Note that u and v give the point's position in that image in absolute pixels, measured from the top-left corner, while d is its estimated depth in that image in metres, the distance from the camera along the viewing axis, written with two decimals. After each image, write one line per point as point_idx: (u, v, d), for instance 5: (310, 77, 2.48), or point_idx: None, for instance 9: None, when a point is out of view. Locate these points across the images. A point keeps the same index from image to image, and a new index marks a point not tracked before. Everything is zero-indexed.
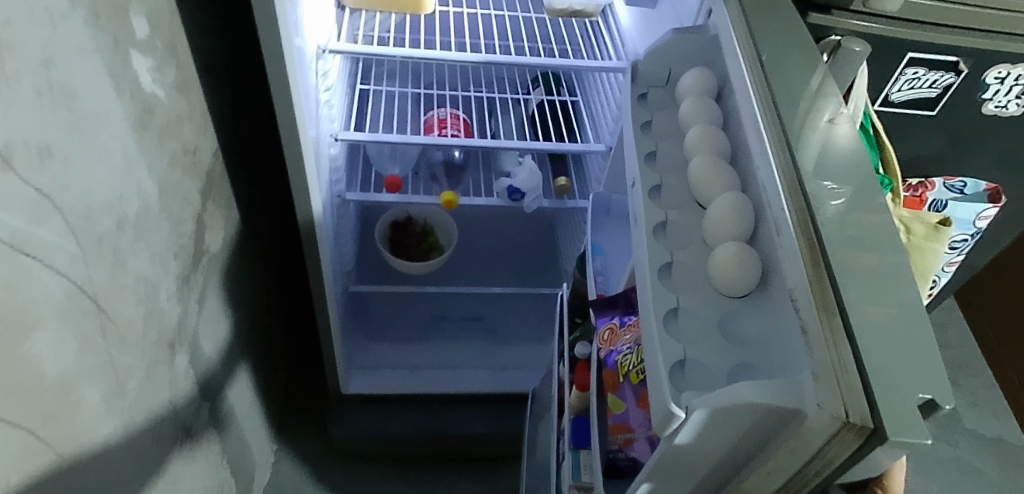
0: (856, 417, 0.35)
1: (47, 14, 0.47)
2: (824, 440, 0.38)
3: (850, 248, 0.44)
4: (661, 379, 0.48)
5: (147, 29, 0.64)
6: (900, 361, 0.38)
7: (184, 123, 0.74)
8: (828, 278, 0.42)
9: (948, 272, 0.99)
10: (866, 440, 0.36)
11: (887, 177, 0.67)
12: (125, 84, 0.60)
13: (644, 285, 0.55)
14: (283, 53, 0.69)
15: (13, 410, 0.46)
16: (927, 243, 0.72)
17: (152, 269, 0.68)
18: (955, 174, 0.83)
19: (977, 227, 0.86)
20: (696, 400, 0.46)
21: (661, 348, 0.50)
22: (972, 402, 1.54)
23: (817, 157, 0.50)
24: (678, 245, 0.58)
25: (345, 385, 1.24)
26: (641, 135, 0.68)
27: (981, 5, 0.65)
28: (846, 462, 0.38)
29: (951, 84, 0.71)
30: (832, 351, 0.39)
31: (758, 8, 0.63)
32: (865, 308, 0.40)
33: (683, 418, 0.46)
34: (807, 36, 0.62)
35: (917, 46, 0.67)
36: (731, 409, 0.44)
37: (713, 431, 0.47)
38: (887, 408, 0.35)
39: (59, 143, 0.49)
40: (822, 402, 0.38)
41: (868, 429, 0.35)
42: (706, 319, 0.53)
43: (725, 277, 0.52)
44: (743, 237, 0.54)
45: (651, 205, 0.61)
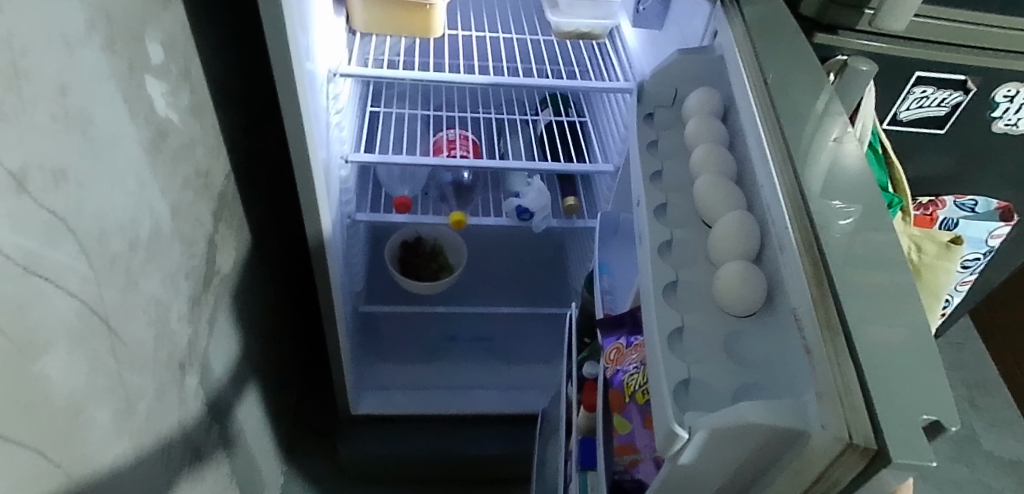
0: (861, 439, 0.35)
1: (64, 40, 0.49)
2: (830, 461, 0.38)
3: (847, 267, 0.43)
4: (664, 399, 0.48)
5: (161, 55, 0.65)
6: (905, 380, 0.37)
7: (197, 146, 0.76)
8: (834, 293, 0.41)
9: (961, 292, 0.98)
10: (871, 463, 0.35)
11: (896, 197, 0.66)
12: (140, 108, 0.62)
13: (649, 303, 0.55)
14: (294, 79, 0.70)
15: (24, 432, 0.47)
16: (939, 262, 0.71)
17: (164, 290, 0.69)
18: (967, 192, 0.83)
19: (990, 245, 0.87)
20: (698, 420, 0.46)
21: (666, 367, 0.50)
22: (990, 423, 1.51)
23: (821, 174, 0.50)
24: (683, 263, 0.58)
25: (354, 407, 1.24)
26: (647, 155, 0.68)
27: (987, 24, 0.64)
28: (852, 484, 0.38)
29: (960, 103, 0.71)
30: (836, 370, 0.38)
31: (763, 31, 0.63)
32: (871, 330, 0.39)
33: (685, 438, 0.46)
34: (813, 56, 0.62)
35: (923, 65, 0.67)
36: (733, 430, 0.43)
37: (715, 453, 0.47)
38: (893, 428, 0.34)
39: (73, 167, 0.50)
40: (828, 422, 0.37)
41: (872, 451, 0.34)
42: (713, 338, 0.53)
43: (731, 297, 0.52)
44: (748, 256, 0.54)
45: (656, 224, 0.61)
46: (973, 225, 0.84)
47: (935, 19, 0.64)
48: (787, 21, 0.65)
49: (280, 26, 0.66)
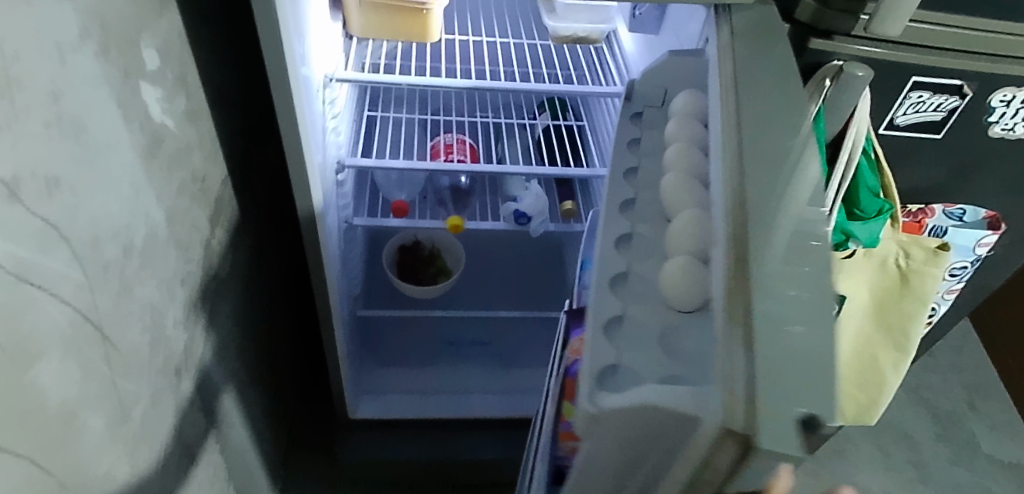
0: (739, 426, 0.34)
1: (58, 47, 0.49)
2: (711, 452, 0.37)
3: (773, 261, 0.42)
4: (582, 383, 0.49)
5: (157, 61, 0.65)
6: (800, 379, 0.36)
7: (194, 151, 0.76)
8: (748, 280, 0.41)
9: (948, 301, 0.97)
10: (746, 452, 0.34)
11: (884, 202, 0.68)
12: (135, 114, 0.62)
13: (592, 292, 0.56)
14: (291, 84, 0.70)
15: (16, 441, 0.46)
16: (926, 268, 0.74)
17: (159, 296, 0.69)
18: (955, 201, 0.83)
19: (977, 254, 0.87)
20: (606, 400, 0.46)
21: (594, 352, 0.51)
22: (990, 426, 1.52)
23: (776, 171, 0.48)
24: (637, 255, 0.58)
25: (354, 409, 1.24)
26: (625, 152, 0.68)
27: (985, 30, 0.63)
28: (732, 475, 0.37)
29: (957, 108, 0.70)
30: (730, 361, 0.37)
31: (747, 34, 0.62)
32: (784, 331, 0.38)
33: (590, 416, 0.47)
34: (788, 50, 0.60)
35: (921, 70, 0.66)
36: (633, 412, 0.44)
37: (624, 444, 0.47)
38: (767, 418, 0.34)
39: (66, 174, 0.50)
40: (715, 410, 0.37)
41: (748, 437, 0.34)
42: (648, 328, 0.52)
43: (673, 292, 0.51)
44: (696, 250, 0.53)
45: (619, 216, 0.62)
46: (962, 233, 0.84)
47: (933, 25, 0.63)
48: (777, 23, 0.63)
49: (275, 31, 0.66)
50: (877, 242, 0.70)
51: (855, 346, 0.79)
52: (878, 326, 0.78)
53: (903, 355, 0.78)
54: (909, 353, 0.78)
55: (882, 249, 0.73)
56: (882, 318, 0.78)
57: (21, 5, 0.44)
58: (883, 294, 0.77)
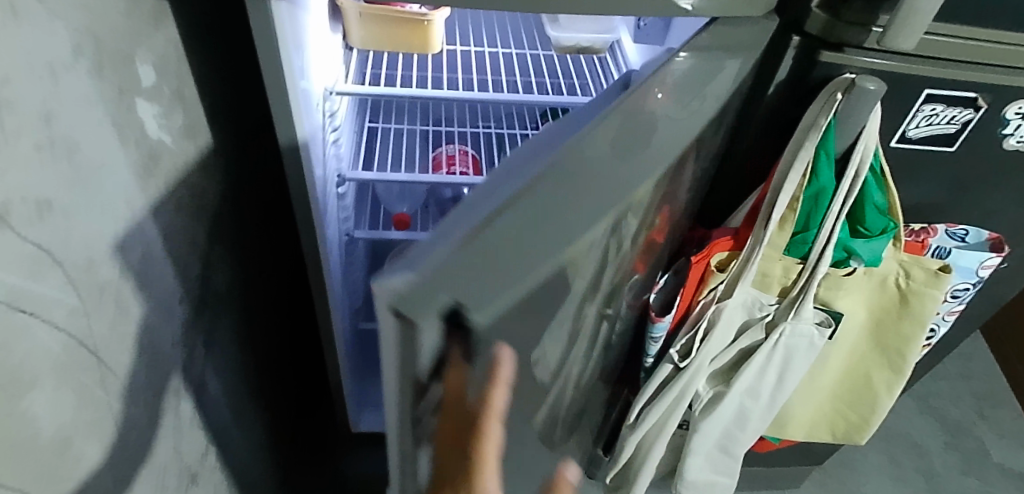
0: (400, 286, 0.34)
1: (49, 67, 0.47)
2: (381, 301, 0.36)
3: (550, 210, 0.40)
4: None
5: (153, 77, 0.64)
6: (470, 276, 0.35)
7: (191, 167, 0.74)
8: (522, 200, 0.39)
9: (948, 322, 0.84)
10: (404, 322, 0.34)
11: (887, 220, 0.67)
12: (131, 133, 0.60)
13: None
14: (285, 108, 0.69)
15: (10, 475, 0.45)
16: (925, 290, 0.70)
17: (156, 316, 0.67)
18: (958, 221, 0.75)
19: (981, 277, 0.76)
20: None
21: None
22: (1000, 434, 1.50)
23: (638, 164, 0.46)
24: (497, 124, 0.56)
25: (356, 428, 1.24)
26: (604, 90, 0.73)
27: (1010, 42, 0.58)
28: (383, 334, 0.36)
29: (970, 120, 0.64)
30: (450, 243, 0.36)
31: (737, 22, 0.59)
32: (502, 260, 0.36)
33: None
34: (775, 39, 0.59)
35: (935, 82, 0.61)
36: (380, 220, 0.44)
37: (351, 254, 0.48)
38: (418, 290, 0.33)
39: (59, 197, 0.49)
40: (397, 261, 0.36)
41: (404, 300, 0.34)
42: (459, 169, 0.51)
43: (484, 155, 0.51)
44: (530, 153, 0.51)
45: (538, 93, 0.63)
46: (966, 254, 0.74)
47: (955, 37, 0.57)
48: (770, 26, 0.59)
49: (272, 46, 0.64)
50: (879, 261, 0.69)
51: (849, 362, 0.80)
52: (874, 346, 0.78)
53: (897, 377, 0.78)
54: (903, 376, 0.77)
55: (882, 270, 0.71)
56: (878, 337, 0.77)
57: (10, 28, 0.42)
58: (881, 314, 0.75)
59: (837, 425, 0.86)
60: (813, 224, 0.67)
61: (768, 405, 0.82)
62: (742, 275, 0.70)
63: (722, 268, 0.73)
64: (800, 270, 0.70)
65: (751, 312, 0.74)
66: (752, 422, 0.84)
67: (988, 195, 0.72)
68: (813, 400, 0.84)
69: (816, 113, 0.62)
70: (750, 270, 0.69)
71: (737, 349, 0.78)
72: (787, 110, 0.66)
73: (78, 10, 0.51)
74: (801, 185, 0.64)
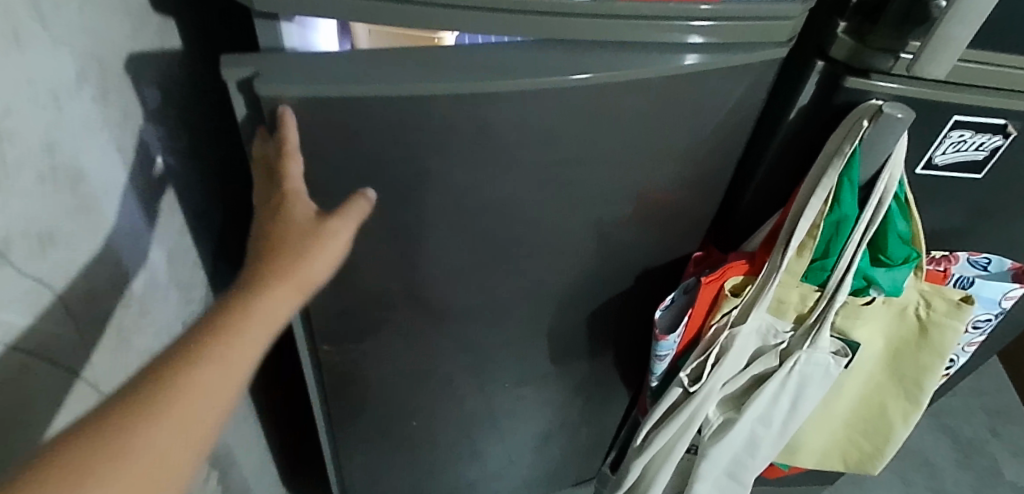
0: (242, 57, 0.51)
1: (53, 95, 0.46)
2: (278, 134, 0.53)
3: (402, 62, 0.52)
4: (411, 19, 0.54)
5: (157, 98, 0.63)
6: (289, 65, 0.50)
7: (194, 188, 0.73)
8: (390, 52, 0.52)
9: (967, 353, 0.81)
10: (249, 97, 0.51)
11: (909, 249, 0.65)
12: (134, 157, 0.59)
13: None
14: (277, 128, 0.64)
15: None
16: (947, 321, 0.68)
17: (158, 342, 0.66)
18: (979, 249, 0.73)
19: (1003, 307, 0.73)
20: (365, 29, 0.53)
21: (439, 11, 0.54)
22: (1013, 452, 1.47)
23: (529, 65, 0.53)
24: None
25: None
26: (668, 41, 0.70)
27: None
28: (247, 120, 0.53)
29: (999, 147, 0.62)
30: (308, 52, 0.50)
31: (750, 32, 0.55)
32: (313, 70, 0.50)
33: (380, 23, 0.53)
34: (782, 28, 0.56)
35: (964, 109, 0.58)
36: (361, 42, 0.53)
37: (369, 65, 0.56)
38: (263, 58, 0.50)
39: (61, 229, 0.47)
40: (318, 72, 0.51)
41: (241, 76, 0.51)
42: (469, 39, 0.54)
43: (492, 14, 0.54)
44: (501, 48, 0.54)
45: None
46: (989, 285, 0.71)
47: (984, 64, 0.55)
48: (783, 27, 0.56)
49: None
50: (900, 291, 0.67)
51: (865, 392, 0.78)
52: (891, 375, 0.76)
53: (913, 408, 0.76)
54: (920, 406, 0.75)
55: (903, 299, 0.68)
56: (895, 367, 0.75)
57: (14, 57, 0.40)
58: (899, 344, 0.73)
59: (850, 454, 0.84)
60: (833, 252, 0.65)
61: (779, 435, 0.77)
62: (757, 301, 0.67)
63: (736, 292, 0.69)
64: (817, 297, 0.67)
65: (765, 339, 0.71)
66: (762, 449, 0.79)
67: (1014, 221, 0.70)
68: (826, 429, 0.82)
69: (841, 138, 0.59)
70: (765, 297, 0.66)
71: (750, 375, 0.73)
72: (810, 135, 0.63)
73: (82, 35, 0.49)
74: (823, 211, 0.62)
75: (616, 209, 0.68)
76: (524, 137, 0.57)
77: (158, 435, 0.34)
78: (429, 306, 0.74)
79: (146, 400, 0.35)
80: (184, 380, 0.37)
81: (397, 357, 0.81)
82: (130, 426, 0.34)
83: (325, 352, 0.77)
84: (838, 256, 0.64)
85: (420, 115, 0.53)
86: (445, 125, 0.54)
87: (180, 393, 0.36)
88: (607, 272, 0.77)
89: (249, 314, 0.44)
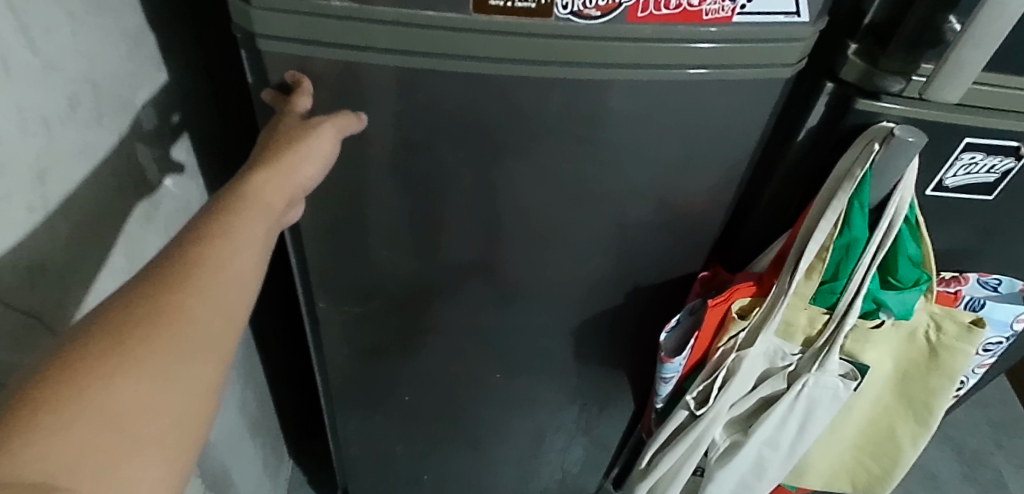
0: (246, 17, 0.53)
1: (46, 123, 0.44)
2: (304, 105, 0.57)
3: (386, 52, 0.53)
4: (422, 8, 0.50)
5: (155, 119, 0.62)
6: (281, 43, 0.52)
7: (192, 207, 0.72)
8: (379, 45, 0.52)
9: (977, 375, 0.79)
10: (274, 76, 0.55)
11: (920, 272, 0.64)
12: (131, 180, 0.57)
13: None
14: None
15: None
16: (957, 344, 0.67)
17: None
18: (990, 270, 0.72)
19: (1015, 330, 0.73)
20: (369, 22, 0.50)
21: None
22: (1018, 465, 1.46)
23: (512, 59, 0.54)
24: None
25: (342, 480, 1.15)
26: None
27: None
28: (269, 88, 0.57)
29: (1011, 169, 0.61)
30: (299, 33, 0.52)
31: (751, 55, 0.54)
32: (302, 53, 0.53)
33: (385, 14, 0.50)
34: (785, 50, 0.55)
35: (976, 132, 0.57)
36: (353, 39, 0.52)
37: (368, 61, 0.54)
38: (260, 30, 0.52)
39: (51, 259, 0.46)
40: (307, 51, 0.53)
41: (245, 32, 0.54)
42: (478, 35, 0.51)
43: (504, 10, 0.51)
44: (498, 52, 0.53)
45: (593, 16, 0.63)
46: (1001, 307, 0.71)
47: (998, 87, 0.54)
48: (786, 50, 0.55)
49: None
50: (910, 314, 0.66)
51: (873, 414, 0.77)
52: (899, 397, 0.74)
53: (922, 430, 0.75)
54: (929, 429, 0.74)
55: (912, 322, 0.67)
56: (904, 389, 0.73)
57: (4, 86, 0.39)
58: (908, 366, 0.72)
59: (858, 477, 0.82)
60: (842, 275, 0.63)
61: (786, 458, 0.76)
62: (764, 324, 0.66)
63: (743, 314, 0.68)
64: (826, 319, 0.66)
65: (773, 361, 0.69)
66: (769, 472, 0.77)
67: None
68: (833, 451, 0.80)
69: (851, 161, 0.58)
70: (773, 320, 0.65)
71: (757, 397, 0.72)
72: (819, 157, 0.62)
73: (74, 57, 0.48)
74: (832, 234, 0.61)
75: (617, 218, 0.67)
76: (513, 126, 0.59)
77: (194, 303, 0.34)
78: (425, 287, 0.76)
79: (163, 297, 0.33)
80: (203, 252, 0.36)
81: (393, 330, 0.82)
82: (163, 299, 0.33)
83: (321, 311, 0.80)
84: (847, 278, 0.63)
85: (405, 91, 0.56)
86: (430, 103, 0.56)
87: (202, 264, 0.35)
88: (607, 282, 0.76)
89: (260, 191, 0.43)
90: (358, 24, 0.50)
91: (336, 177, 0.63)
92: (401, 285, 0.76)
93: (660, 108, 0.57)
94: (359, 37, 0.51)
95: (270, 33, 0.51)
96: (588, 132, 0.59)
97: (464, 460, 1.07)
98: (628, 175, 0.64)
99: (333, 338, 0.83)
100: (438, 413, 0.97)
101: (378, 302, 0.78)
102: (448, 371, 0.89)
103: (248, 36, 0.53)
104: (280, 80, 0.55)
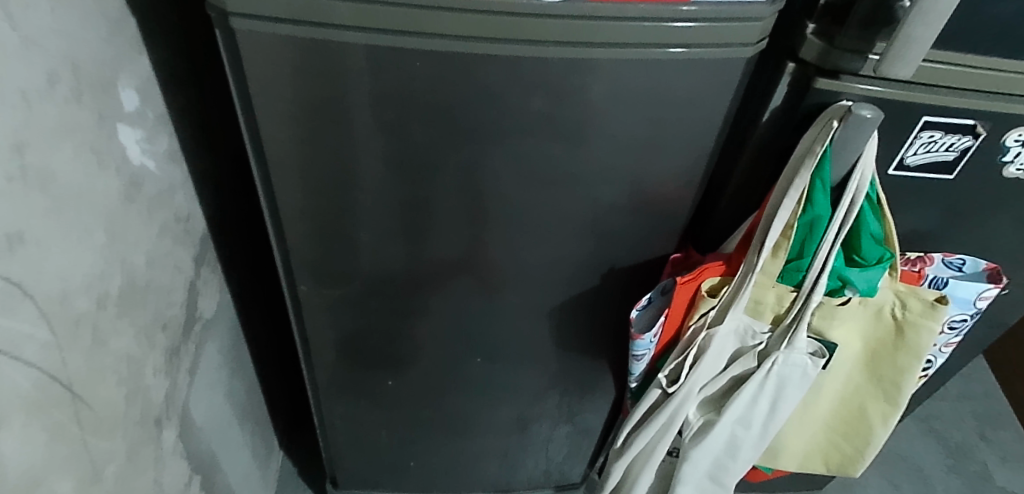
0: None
1: (25, 96, 0.46)
2: None
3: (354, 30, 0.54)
4: None
5: (136, 102, 0.63)
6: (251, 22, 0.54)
7: (176, 192, 0.74)
8: (344, 24, 0.54)
9: (944, 354, 0.81)
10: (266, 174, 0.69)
11: (883, 249, 0.66)
12: (111, 160, 0.59)
13: None
14: (251, 131, 0.64)
15: None
16: (922, 321, 0.69)
17: (137, 346, 0.66)
18: (955, 250, 0.74)
19: (978, 308, 0.74)
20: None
21: None
22: (1003, 458, 1.47)
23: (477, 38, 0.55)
24: None
25: (330, 470, 1.16)
26: None
27: (1011, 68, 0.56)
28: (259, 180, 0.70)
29: (970, 148, 0.62)
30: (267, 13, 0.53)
31: (711, 35, 0.56)
32: (275, 35, 0.55)
33: None
34: (742, 31, 0.56)
35: (932, 110, 0.59)
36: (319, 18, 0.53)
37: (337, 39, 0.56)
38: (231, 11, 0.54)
39: (31, 228, 0.47)
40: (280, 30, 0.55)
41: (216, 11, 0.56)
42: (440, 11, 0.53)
43: None
44: (463, 30, 0.54)
45: None
46: (964, 285, 0.72)
47: (952, 65, 0.56)
48: (745, 30, 0.56)
49: None
50: (875, 292, 0.67)
51: (844, 394, 0.78)
52: (870, 376, 0.76)
53: (892, 408, 0.76)
54: (898, 408, 0.76)
55: (878, 300, 0.69)
56: (873, 368, 0.75)
57: None
58: (877, 345, 0.73)
59: (831, 457, 0.84)
60: (807, 252, 0.65)
61: (759, 437, 0.77)
62: (733, 302, 0.67)
63: (713, 293, 0.70)
64: (794, 297, 0.68)
65: (744, 340, 0.71)
66: (743, 451, 0.78)
67: (986, 222, 0.71)
68: (807, 432, 0.82)
69: (812, 139, 0.60)
70: (741, 298, 0.66)
71: (729, 377, 0.74)
72: (783, 137, 0.64)
73: (54, 37, 0.50)
74: (796, 212, 0.62)
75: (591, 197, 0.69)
76: (484, 107, 0.60)
77: None
78: (403, 271, 0.78)
79: None
80: None
81: (375, 315, 0.84)
82: None
83: (304, 294, 0.81)
84: (812, 256, 0.65)
85: (378, 71, 0.57)
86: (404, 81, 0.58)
87: None
88: (584, 264, 0.78)
89: None
90: (325, 2, 0.52)
91: (313, 159, 0.65)
92: (381, 270, 0.77)
93: (626, 86, 0.59)
94: (329, 15, 0.53)
95: (242, 11, 0.53)
96: (556, 114, 0.61)
97: (450, 448, 1.08)
98: (597, 157, 0.65)
99: (317, 322, 0.85)
100: (422, 400, 0.98)
101: (358, 286, 0.80)
102: (430, 357, 0.90)
103: (221, 15, 0.55)
104: (255, 62, 0.57)
